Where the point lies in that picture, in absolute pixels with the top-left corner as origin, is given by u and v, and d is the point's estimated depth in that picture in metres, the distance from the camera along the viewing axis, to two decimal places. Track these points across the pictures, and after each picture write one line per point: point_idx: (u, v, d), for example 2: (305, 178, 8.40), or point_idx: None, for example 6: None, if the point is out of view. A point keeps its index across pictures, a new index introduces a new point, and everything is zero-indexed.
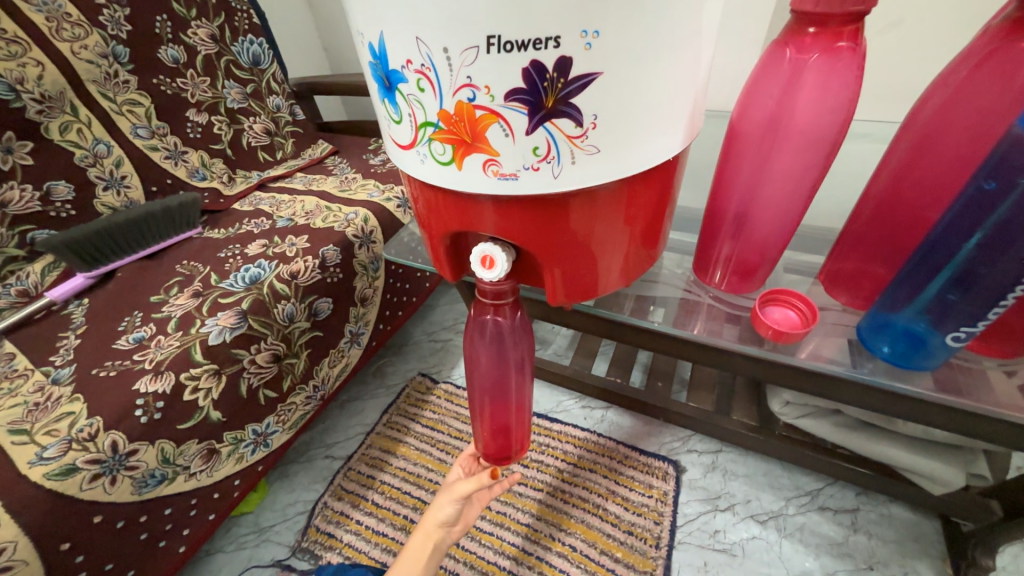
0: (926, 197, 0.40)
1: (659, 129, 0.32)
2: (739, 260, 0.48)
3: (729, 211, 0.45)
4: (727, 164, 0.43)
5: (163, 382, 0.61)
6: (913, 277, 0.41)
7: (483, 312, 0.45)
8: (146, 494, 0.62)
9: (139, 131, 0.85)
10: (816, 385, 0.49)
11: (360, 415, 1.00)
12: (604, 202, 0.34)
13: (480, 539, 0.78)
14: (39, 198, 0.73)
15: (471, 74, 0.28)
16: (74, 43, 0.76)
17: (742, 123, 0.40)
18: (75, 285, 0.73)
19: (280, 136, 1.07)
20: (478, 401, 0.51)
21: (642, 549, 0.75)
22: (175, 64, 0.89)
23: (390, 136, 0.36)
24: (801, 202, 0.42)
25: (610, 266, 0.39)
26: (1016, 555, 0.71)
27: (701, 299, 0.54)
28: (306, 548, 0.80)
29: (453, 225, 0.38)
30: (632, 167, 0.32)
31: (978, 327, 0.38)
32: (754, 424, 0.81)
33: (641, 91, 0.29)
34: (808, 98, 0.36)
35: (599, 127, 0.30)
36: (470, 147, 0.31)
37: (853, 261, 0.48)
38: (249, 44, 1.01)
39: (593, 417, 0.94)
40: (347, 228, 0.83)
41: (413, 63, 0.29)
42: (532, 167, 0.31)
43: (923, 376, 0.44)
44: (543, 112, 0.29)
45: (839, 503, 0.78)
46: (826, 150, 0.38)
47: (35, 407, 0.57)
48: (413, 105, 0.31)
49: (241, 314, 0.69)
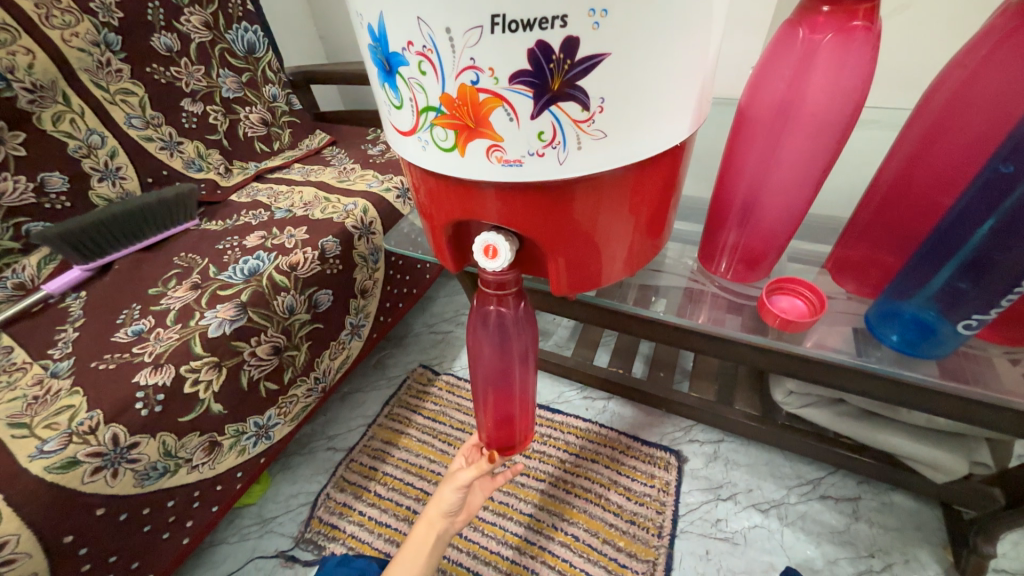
0: (939, 183, 0.39)
1: (669, 112, 0.31)
2: (745, 248, 0.48)
3: (736, 198, 0.45)
4: (735, 150, 0.43)
5: (163, 374, 0.60)
6: (924, 263, 0.40)
7: (486, 302, 0.45)
8: (148, 487, 0.62)
9: (133, 121, 0.83)
10: (821, 374, 0.49)
11: (361, 407, 1.00)
12: (610, 190, 0.33)
13: (482, 529, 0.78)
14: (33, 189, 0.72)
15: (474, 56, 0.27)
16: (64, 31, 0.74)
17: (752, 106, 0.39)
18: (72, 278, 0.73)
19: (277, 127, 1.06)
20: (481, 392, 0.51)
21: (645, 537, 0.76)
22: (169, 53, 0.87)
23: (391, 122, 0.36)
24: (811, 188, 0.41)
25: (615, 255, 0.39)
26: (1016, 542, 0.71)
27: (706, 288, 0.53)
28: (309, 538, 0.80)
29: (456, 214, 0.37)
30: (641, 153, 0.32)
31: (990, 315, 0.38)
32: (757, 414, 0.81)
33: (651, 73, 0.29)
34: (821, 80, 0.35)
35: (607, 110, 0.29)
36: (473, 132, 0.30)
37: (862, 249, 0.47)
38: (243, 32, 0.99)
39: (595, 408, 0.95)
40: (347, 219, 0.82)
41: (414, 45, 0.28)
42: (537, 153, 0.30)
43: (931, 366, 0.43)
44: (549, 94, 0.28)
45: (840, 492, 0.78)
46: (838, 134, 0.37)
47: (35, 400, 0.56)
48: (414, 89, 0.31)
49: (241, 306, 0.68)
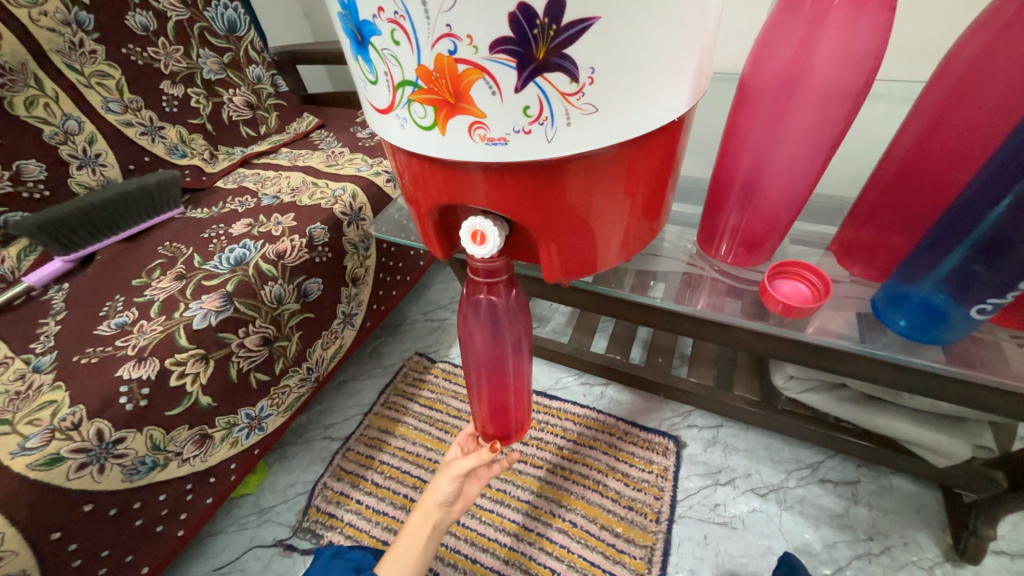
0: (955, 157, 0.37)
1: (666, 83, 0.29)
2: (746, 231, 0.46)
3: (737, 178, 0.43)
4: (737, 128, 0.40)
5: (147, 367, 0.59)
6: (936, 244, 0.38)
7: (476, 290, 0.43)
8: (137, 481, 0.61)
9: (111, 105, 0.80)
10: (822, 361, 0.47)
11: (358, 396, 0.99)
12: (603, 170, 0.31)
13: (480, 517, 0.78)
14: (9, 178, 0.70)
15: (450, 22, 0.25)
16: (32, 9, 0.70)
17: (755, 77, 0.37)
18: (53, 269, 0.71)
19: (263, 110, 1.03)
20: (474, 382, 0.49)
21: (642, 523, 0.75)
22: (145, 32, 0.83)
23: (367, 100, 0.33)
24: (816, 166, 0.39)
25: (610, 239, 0.37)
26: (1015, 524, 0.71)
27: (705, 273, 0.51)
28: (306, 527, 0.80)
29: (441, 199, 0.35)
30: (638, 128, 0.29)
31: (1006, 299, 0.36)
32: (755, 399, 0.80)
33: (645, 39, 0.26)
34: (831, 46, 0.33)
35: (597, 82, 0.27)
36: (453, 108, 0.28)
37: (869, 230, 0.45)
38: (224, 9, 0.95)
39: (593, 394, 0.93)
40: (335, 204, 0.80)
41: (386, 11, 0.26)
42: (523, 130, 0.28)
43: (937, 351, 0.42)
44: (533, 65, 0.26)
45: (840, 476, 0.78)
46: (848, 106, 0.35)
47: (16, 396, 0.55)
48: (388, 61, 0.28)
49: (226, 296, 0.66)
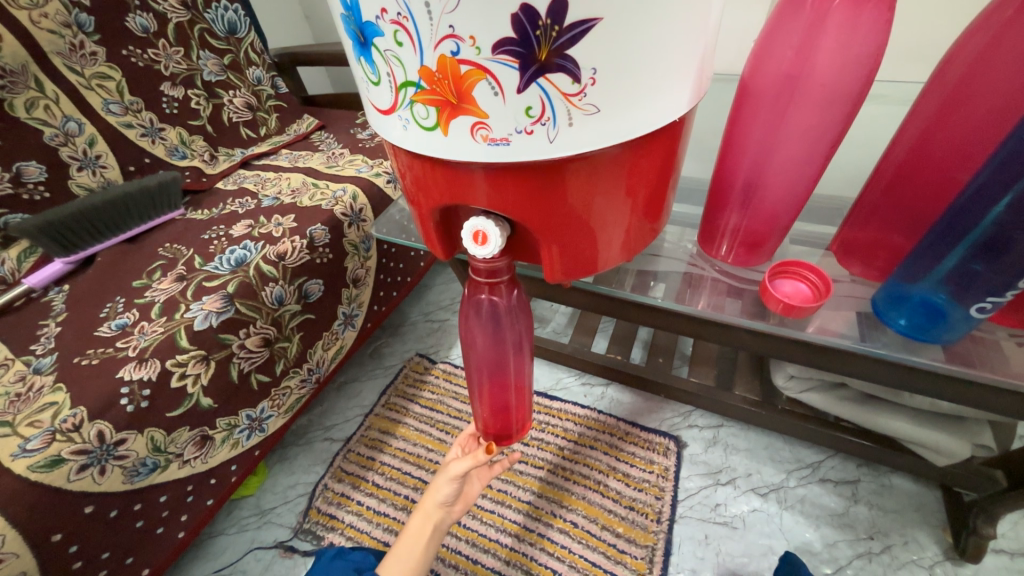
0: (955, 156, 0.37)
1: (667, 83, 0.29)
2: (747, 231, 0.46)
3: (738, 179, 0.43)
4: (737, 128, 0.41)
5: (148, 369, 0.59)
6: (936, 244, 0.38)
7: (477, 291, 0.43)
8: (138, 483, 0.60)
9: (111, 106, 0.80)
10: (821, 360, 0.47)
11: (359, 397, 0.99)
12: (604, 170, 0.31)
13: (480, 518, 0.78)
14: (10, 179, 0.70)
15: (453, 23, 0.25)
16: (33, 11, 0.70)
17: (756, 78, 0.37)
18: (53, 271, 0.71)
19: (263, 111, 1.03)
20: (476, 381, 0.49)
21: (643, 523, 0.75)
22: (145, 33, 0.83)
23: (369, 100, 0.33)
24: (816, 166, 0.39)
25: (611, 239, 0.37)
26: (1015, 522, 0.71)
27: (706, 273, 0.51)
28: (307, 529, 0.80)
29: (443, 200, 0.35)
30: (639, 128, 0.29)
31: (1005, 298, 0.36)
32: (756, 399, 0.81)
33: (647, 40, 0.26)
34: (832, 46, 0.33)
35: (599, 83, 0.27)
36: (456, 109, 0.28)
37: (870, 229, 0.45)
38: (224, 11, 0.95)
39: (593, 394, 0.94)
40: (336, 206, 0.80)
41: (389, 13, 0.26)
42: (525, 131, 0.28)
43: (937, 350, 0.42)
44: (535, 65, 0.26)
45: (840, 475, 0.78)
46: (849, 105, 0.35)
47: (17, 398, 0.54)
48: (391, 63, 0.28)
49: (227, 297, 0.66)
